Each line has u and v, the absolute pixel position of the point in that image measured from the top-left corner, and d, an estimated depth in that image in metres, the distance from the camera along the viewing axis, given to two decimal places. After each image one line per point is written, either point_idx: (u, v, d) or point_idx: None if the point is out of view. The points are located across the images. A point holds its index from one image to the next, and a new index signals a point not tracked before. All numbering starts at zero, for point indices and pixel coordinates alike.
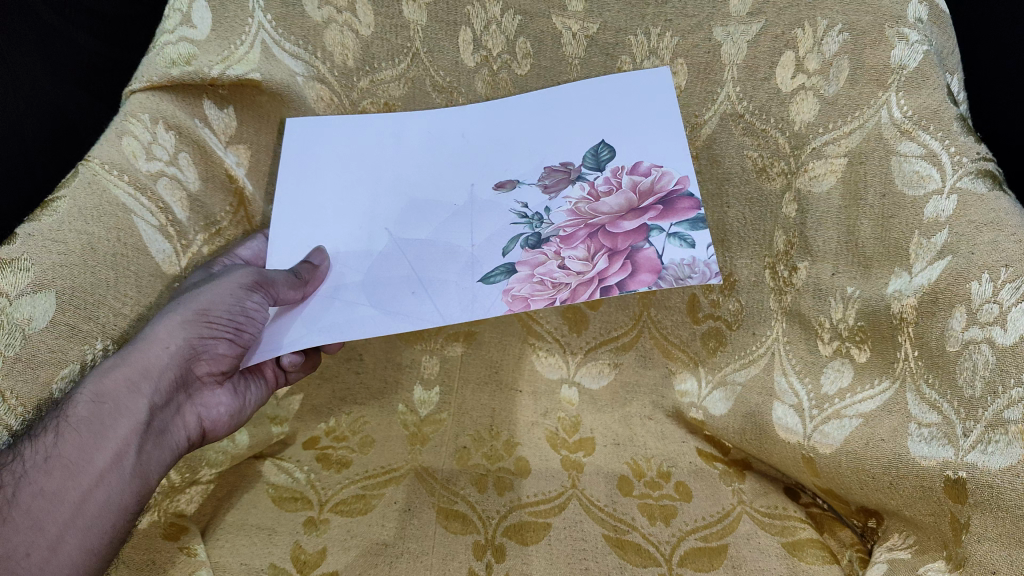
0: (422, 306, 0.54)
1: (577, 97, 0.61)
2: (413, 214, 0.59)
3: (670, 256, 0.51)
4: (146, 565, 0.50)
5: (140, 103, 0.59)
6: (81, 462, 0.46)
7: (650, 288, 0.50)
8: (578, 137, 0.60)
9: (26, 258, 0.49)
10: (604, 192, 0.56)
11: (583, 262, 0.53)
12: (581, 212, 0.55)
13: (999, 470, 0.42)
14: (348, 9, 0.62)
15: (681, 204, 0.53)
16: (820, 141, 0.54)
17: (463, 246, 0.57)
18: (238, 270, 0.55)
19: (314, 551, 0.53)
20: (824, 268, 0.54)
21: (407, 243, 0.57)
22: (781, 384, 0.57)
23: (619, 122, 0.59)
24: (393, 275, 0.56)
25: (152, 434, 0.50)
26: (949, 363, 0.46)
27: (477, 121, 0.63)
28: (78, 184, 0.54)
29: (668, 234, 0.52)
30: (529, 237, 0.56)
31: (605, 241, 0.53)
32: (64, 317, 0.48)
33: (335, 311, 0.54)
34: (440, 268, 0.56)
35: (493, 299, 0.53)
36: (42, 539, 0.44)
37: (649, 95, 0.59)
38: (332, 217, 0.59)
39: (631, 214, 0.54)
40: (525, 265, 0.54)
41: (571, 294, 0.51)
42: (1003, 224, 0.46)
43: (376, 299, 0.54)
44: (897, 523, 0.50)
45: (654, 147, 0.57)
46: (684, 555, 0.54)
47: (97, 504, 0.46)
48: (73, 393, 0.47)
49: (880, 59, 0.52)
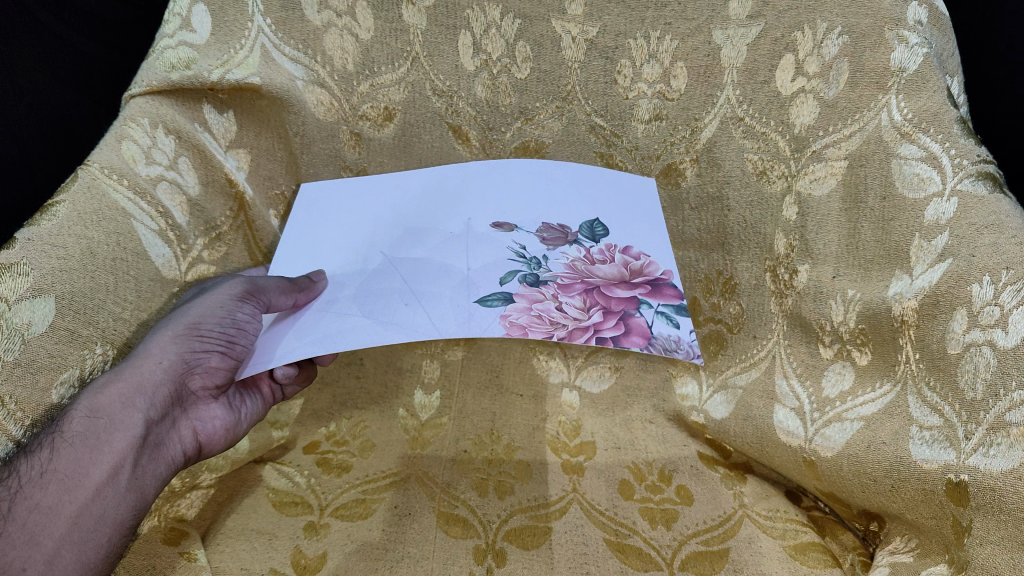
0: (416, 314, 0.52)
1: (573, 172, 0.63)
2: (410, 237, 0.59)
3: (657, 328, 0.52)
4: (146, 569, 0.49)
5: (139, 107, 0.58)
6: (77, 476, 0.45)
7: (639, 350, 0.51)
8: (576, 206, 0.61)
9: (26, 263, 0.48)
10: (599, 259, 0.57)
11: (579, 310, 0.53)
12: (578, 269, 0.56)
13: (1001, 474, 0.41)
14: (348, 13, 0.62)
15: (666, 291, 0.55)
16: (820, 144, 0.55)
17: (459, 267, 0.56)
18: (228, 282, 0.55)
19: (314, 556, 0.53)
20: (824, 270, 0.55)
21: (403, 260, 0.57)
22: (782, 387, 0.57)
23: (611, 208, 0.61)
24: (387, 285, 0.55)
25: (148, 447, 0.49)
26: (950, 365, 0.46)
27: (479, 166, 0.63)
28: (78, 188, 0.53)
29: (657, 310, 0.53)
30: (527, 275, 0.55)
31: (600, 299, 0.54)
32: (64, 321, 0.48)
33: (327, 321, 0.53)
34: (434, 282, 0.55)
35: (490, 323, 0.52)
36: (38, 553, 0.42)
37: (637, 195, 0.62)
38: (333, 243, 0.59)
39: (623, 285, 0.55)
40: (523, 298, 0.54)
41: (567, 334, 0.51)
42: (1004, 226, 0.46)
43: (367, 307, 0.53)
44: (899, 527, 0.50)
45: (648, 238, 0.59)
46: (685, 559, 0.53)
47: (94, 517, 0.45)
48: (68, 409, 0.46)
49: (880, 62, 0.53)
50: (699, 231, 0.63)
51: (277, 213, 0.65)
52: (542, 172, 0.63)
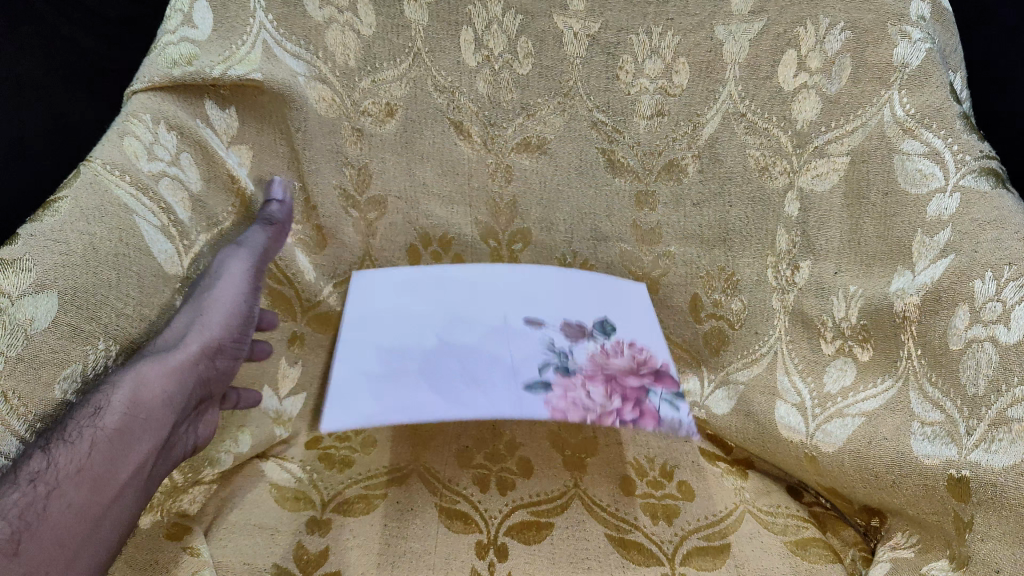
0: (476, 395, 0.56)
1: (575, 276, 0.67)
2: (456, 326, 0.62)
3: (664, 412, 0.56)
4: (148, 565, 0.49)
5: (141, 103, 0.58)
6: (110, 475, 0.45)
7: (652, 429, 0.55)
8: (590, 305, 0.65)
9: (28, 259, 0.46)
10: (613, 351, 0.61)
11: (603, 398, 0.57)
12: (598, 361, 0.60)
13: (1003, 469, 0.41)
14: (349, 9, 0.62)
15: (665, 379, 0.59)
16: (822, 140, 0.55)
17: (504, 357, 0.59)
18: (235, 276, 0.57)
19: (315, 551, 0.54)
20: (827, 267, 0.55)
21: (454, 348, 0.59)
22: (784, 383, 0.57)
23: (618, 308, 0.65)
24: (446, 364, 0.58)
25: (167, 449, 0.49)
26: (953, 361, 0.46)
27: (507, 272, 0.68)
28: (81, 184, 0.52)
29: (661, 396, 0.58)
30: (559, 366, 0.59)
31: (618, 387, 0.58)
32: (67, 317, 0.46)
33: (401, 387, 0.56)
34: (487, 372, 0.58)
35: (538, 407, 0.55)
36: (61, 556, 0.41)
37: (633, 302, 0.66)
38: (387, 331, 0.61)
39: (633, 375, 0.59)
40: (560, 386, 0.57)
41: (598, 417, 0.55)
42: (1007, 222, 0.46)
43: (434, 382, 0.57)
44: (901, 523, 0.50)
45: (649, 333, 0.63)
46: (686, 554, 0.54)
47: (114, 518, 0.45)
48: (106, 397, 0.46)
49: (882, 57, 0.53)
50: (701, 227, 0.62)
51: None
52: (546, 275, 0.67)
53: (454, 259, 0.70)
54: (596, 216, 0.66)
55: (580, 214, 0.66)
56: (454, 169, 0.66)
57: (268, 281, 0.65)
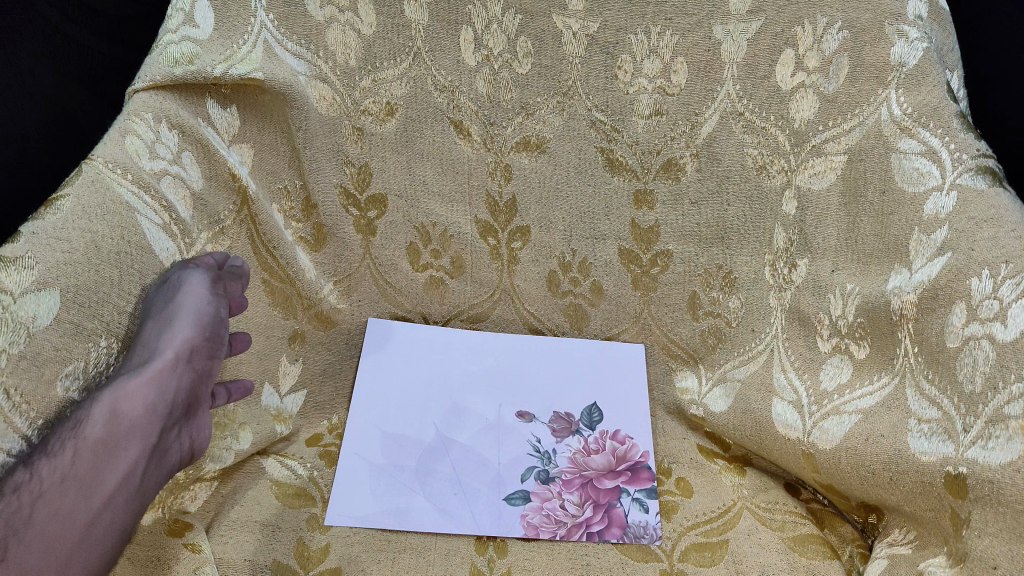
0: (461, 504, 0.58)
1: (569, 346, 0.69)
2: (454, 416, 0.65)
3: (631, 517, 0.57)
4: (151, 562, 0.49)
5: (143, 103, 0.57)
6: (93, 483, 0.44)
7: (616, 541, 0.55)
8: (578, 389, 0.67)
9: (32, 258, 0.46)
10: (594, 449, 0.62)
11: (576, 507, 0.58)
12: (577, 462, 0.61)
13: (1000, 466, 0.41)
14: (349, 9, 0.62)
15: (641, 473, 0.60)
16: (820, 138, 0.56)
17: (492, 460, 0.62)
18: (199, 279, 0.53)
19: (316, 547, 0.54)
20: (824, 264, 0.56)
21: (451, 444, 0.62)
22: (780, 380, 0.59)
23: (603, 387, 0.67)
24: (438, 471, 0.61)
25: (157, 454, 0.48)
26: (949, 358, 0.46)
27: (503, 345, 0.70)
28: (83, 183, 0.51)
29: (632, 497, 0.58)
30: (540, 471, 0.61)
31: (591, 492, 0.59)
32: (69, 314, 0.47)
33: (395, 492, 0.59)
34: (474, 474, 0.60)
35: (514, 521, 0.57)
36: (51, 562, 0.42)
37: (619, 373, 0.67)
38: (392, 412, 0.65)
39: (610, 475, 0.61)
40: (537, 496, 0.59)
41: (566, 532, 0.56)
42: (1003, 220, 0.46)
43: (428, 489, 0.59)
44: (897, 519, 0.50)
45: (635, 419, 0.65)
46: (684, 550, 0.55)
47: (103, 527, 0.44)
48: (86, 410, 0.45)
49: (879, 57, 0.53)
50: (699, 226, 0.63)
51: (279, 207, 0.66)
52: (540, 344, 0.70)
53: (452, 258, 0.69)
54: (595, 216, 0.66)
55: (579, 214, 0.66)
56: (453, 168, 0.67)
57: (269, 280, 0.64)
